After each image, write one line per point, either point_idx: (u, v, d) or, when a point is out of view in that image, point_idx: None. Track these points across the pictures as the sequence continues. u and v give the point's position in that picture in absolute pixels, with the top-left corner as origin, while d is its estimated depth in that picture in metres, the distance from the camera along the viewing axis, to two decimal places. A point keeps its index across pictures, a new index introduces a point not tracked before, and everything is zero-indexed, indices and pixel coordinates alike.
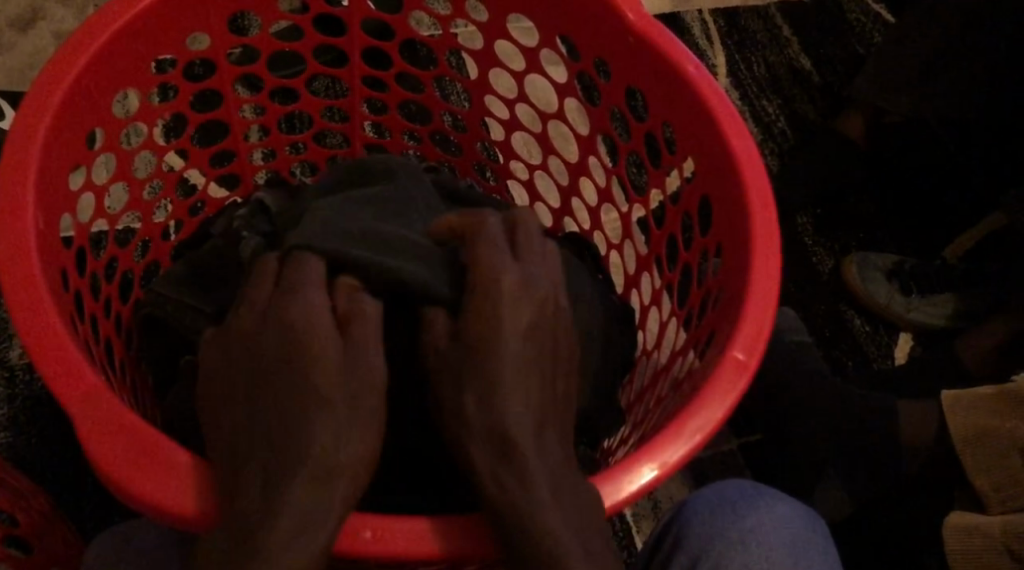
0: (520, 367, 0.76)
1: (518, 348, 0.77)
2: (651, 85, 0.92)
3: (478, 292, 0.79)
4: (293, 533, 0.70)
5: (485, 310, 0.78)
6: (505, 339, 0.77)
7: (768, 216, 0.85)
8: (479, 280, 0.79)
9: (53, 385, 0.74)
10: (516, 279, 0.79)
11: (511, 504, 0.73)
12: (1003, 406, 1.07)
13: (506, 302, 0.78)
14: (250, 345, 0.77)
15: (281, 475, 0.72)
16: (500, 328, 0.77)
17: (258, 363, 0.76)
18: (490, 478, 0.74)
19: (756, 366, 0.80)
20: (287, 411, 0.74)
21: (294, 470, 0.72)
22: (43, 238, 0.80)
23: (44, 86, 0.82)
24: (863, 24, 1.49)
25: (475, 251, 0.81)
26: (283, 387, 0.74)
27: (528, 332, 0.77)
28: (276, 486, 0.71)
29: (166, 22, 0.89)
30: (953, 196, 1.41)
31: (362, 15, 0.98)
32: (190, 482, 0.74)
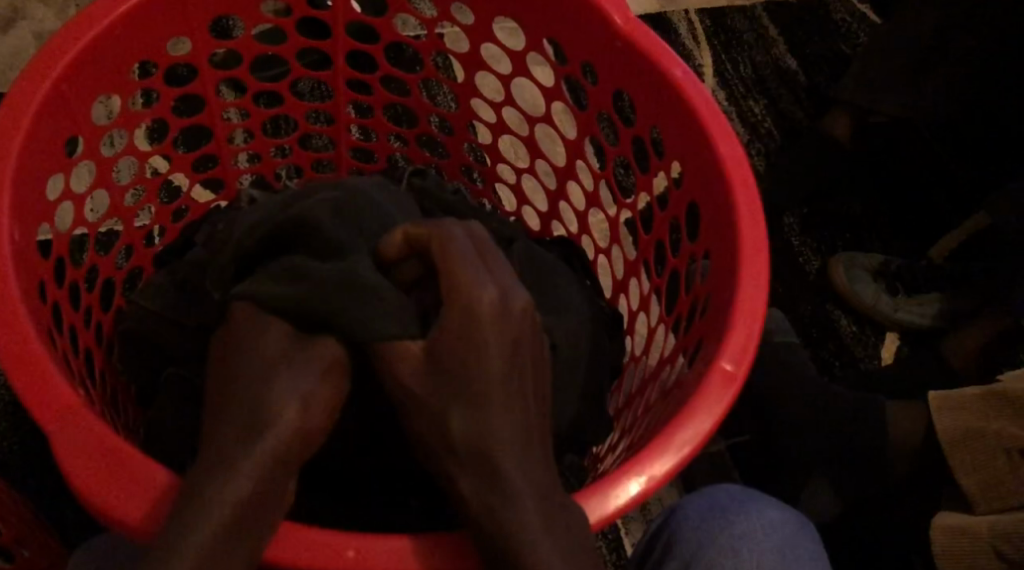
0: (504, 394, 0.76)
1: (503, 368, 0.76)
2: (637, 90, 0.91)
3: (455, 312, 0.77)
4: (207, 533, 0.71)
5: (466, 327, 0.76)
6: (484, 350, 0.76)
7: (757, 225, 0.84)
8: (455, 300, 0.77)
9: (30, 401, 0.73)
10: (495, 298, 0.77)
11: (508, 517, 0.73)
12: (987, 406, 1.06)
13: (487, 326, 0.76)
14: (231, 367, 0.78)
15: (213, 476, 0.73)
16: (484, 346, 0.76)
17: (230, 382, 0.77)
18: (479, 505, 0.74)
19: (744, 377, 0.80)
20: (240, 391, 0.76)
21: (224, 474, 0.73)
22: (21, 251, 0.79)
23: (21, 95, 0.81)
24: (849, 24, 1.50)
25: (450, 264, 0.78)
26: (245, 374, 0.77)
27: (513, 346, 0.77)
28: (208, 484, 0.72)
29: (145, 28, 0.88)
30: (941, 196, 1.41)
31: (346, 18, 0.97)
32: (159, 498, 0.72)
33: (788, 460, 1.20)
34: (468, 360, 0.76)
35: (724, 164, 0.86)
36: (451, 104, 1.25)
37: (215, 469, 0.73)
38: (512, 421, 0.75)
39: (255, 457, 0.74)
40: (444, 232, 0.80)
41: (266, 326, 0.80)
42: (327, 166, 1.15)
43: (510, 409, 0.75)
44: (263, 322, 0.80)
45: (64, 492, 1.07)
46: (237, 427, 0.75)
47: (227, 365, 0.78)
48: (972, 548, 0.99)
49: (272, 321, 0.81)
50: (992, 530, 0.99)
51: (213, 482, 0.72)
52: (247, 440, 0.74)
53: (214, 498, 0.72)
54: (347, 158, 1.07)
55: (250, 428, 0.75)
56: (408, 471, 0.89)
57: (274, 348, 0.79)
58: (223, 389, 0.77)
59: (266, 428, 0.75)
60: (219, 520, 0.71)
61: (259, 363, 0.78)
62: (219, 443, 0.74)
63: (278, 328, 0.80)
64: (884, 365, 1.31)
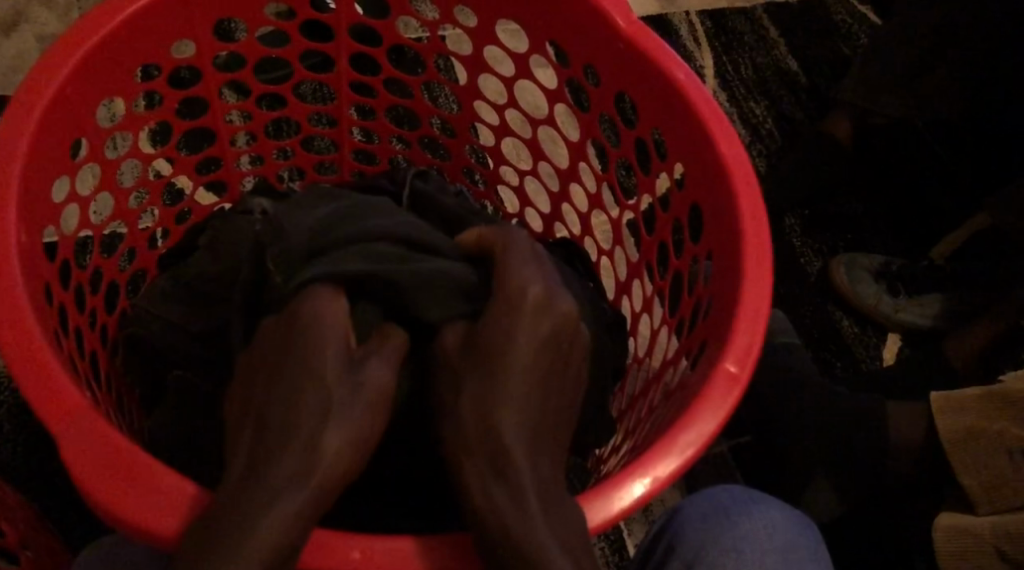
0: (532, 381, 0.78)
1: (524, 359, 0.78)
2: (641, 91, 0.92)
3: (500, 302, 0.80)
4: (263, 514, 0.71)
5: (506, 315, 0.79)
6: (518, 340, 0.78)
7: (759, 227, 0.85)
8: (503, 290, 0.80)
9: (38, 405, 0.73)
10: (539, 291, 0.80)
11: (513, 518, 0.73)
12: (988, 407, 1.07)
13: (527, 315, 0.79)
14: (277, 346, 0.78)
15: (269, 457, 0.74)
16: (513, 338, 0.79)
17: (278, 360, 0.77)
18: (480, 494, 0.75)
19: (748, 379, 0.80)
20: (297, 421, 0.75)
21: (280, 456, 0.74)
22: (27, 253, 0.79)
23: (28, 98, 0.81)
24: (849, 26, 1.50)
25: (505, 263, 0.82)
26: (297, 352, 0.77)
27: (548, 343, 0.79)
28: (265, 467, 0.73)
29: (150, 31, 0.88)
30: (942, 196, 1.41)
31: (349, 20, 0.97)
32: (173, 506, 0.72)
33: (790, 462, 1.20)
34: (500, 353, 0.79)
35: (728, 166, 0.86)
36: (453, 105, 1.25)
37: (266, 506, 0.71)
38: (525, 420, 0.77)
39: (304, 499, 0.72)
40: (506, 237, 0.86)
41: (329, 346, 0.78)
42: (330, 168, 1.16)
43: (526, 407, 0.77)
44: (327, 338, 0.78)
45: (69, 495, 1.07)
46: (291, 466, 0.73)
47: (283, 382, 0.76)
48: (974, 548, 0.99)
49: (334, 339, 0.79)
50: (994, 531, 0.99)
51: (273, 465, 0.73)
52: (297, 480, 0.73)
53: (272, 480, 0.73)
54: (350, 160, 1.07)
55: (302, 467, 0.73)
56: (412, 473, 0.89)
57: (335, 372, 0.77)
58: (275, 414, 0.75)
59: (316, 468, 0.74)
60: (261, 559, 0.70)
61: (319, 360, 0.77)
62: (270, 479, 0.73)
63: (341, 346, 0.78)
64: (885, 366, 1.31)
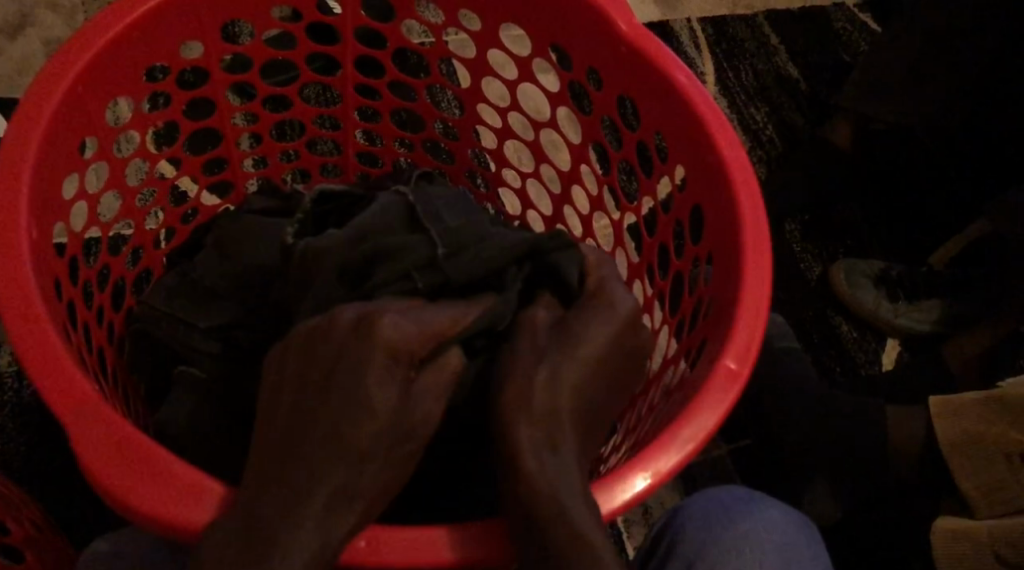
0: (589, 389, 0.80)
1: (580, 373, 0.80)
2: (643, 93, 0.92)
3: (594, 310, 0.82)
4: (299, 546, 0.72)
5: (570, 333, 0.81)
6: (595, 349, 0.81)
7: (759, 228, 0.85)
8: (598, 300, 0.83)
9: (50, 397, 0.74)
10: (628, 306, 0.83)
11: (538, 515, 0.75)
12: (986, 413, 1.07)
13: (614, 326, 0.81)
14: (341, 364, 0.76)
15: (309, 483, 0.74)
16: (581, 349, 0.80)
17: (336, 380, 0.76)
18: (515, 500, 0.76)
19: (748, 375, 0.81)
20: (349, 434, 0.75)
21: (319, 483, 0.74)
22: (37, 248, 0.80)
23: (40, 95, 0.82)
24: (849, 33, 1.51)
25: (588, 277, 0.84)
26: (353, 379, 0.76)
27: (623, 350, 0.82)
28: (302, 492, 0.73)
29: (159, 31, 0.89)
30: (941, 203, 1.42)
31: (354, 23, 0.98)
32: (187, 501, 0.73)
33: (789, 465, 1.21)
34: (551, 369, 0.79)
35: (728, 167, 0.87)
36: (455, 109, 1.27)
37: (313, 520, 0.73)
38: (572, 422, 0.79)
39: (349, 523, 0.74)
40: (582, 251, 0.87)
41: (394, 360, 0.77)
42: (332, 170, 1.17)
43: (574, 421, 0.79)
44: (395, 355, 0.77)
45: (73, 493, 1.08)
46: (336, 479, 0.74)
47: (338, 395, 0.75)
48: (972, 551, 1.00)
49: (401, 353, 0.77)
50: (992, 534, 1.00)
51: (310, 493, 0.73)
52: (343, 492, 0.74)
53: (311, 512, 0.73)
54: (354, 162, 1.08)
55: (346, 483, 0.74)
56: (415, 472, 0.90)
57: (391, 389, 0.76)
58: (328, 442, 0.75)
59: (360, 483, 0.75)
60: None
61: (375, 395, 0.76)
62: (312, 505, 0.73)
63: (401, 365, 0.77)
64: (884, 371, 1.32)
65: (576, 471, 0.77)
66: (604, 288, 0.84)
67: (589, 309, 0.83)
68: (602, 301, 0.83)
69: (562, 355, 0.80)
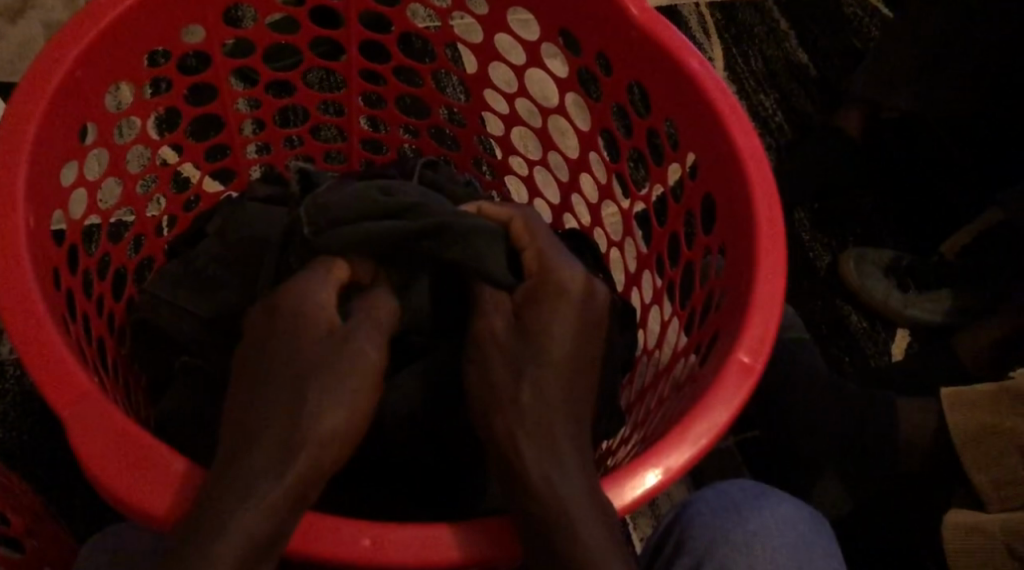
0: (563, 373, 0.78)
1: (562, 371, 0.79)
2: (654, 79, 0.90)
3: (548, 292, 0.82)
4: (241, 502, 0.71)
5: (531, 330, 0.80)
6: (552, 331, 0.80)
7: (774, 218, 0.84)
8: (551, 279, 0.82)
9: (48, 389, 0.73)
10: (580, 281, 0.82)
11: (539, 515, 0.74)
12: (1000, 404, 1.06)
13: (566, 306, 0.81)
14: (258, 338, 0.78)
15: (249, 442, 0.73)
16: (549, 348, 0.79)
17: (260, 352, 0.77)
18: (523, 492, 0.75)
19: (761, 370, 0.79)
20: (280, 397, 0.74)
21: (260, 438, 0.73)
22: (35, 237, 0.78)
23: (37, 80, 0.80)
24: (860, 18, 1.49)
25: (545, 259, 0.84)
26: (267, 347, 0.77)
27: (583, 325, 0.80)
28: (242, 452, 0.73)
29: (159, 15, 0.87)
30: (953, 191, 1.40)
31: (360, 8, 0.96)
32: (172, 489, 0.72)
33: (799, 457, 1.20)
34: (528, 373, 0.78)
35: (742, 157, 0.85)
36: (460, 95, 1.25)
37: (234, 503, 0.71)
38: (564, 428, 0.77)
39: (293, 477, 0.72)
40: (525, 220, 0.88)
41: (309, 324, 0.78)
42: (336, 157, 1.15)
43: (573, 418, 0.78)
44: (308, 315, 0.78)
45: (75, 483, 1.07)
46: (263, 457, 0.73)
47: (267, 358, 0.76)
48: (984, 546, 0.99)
49: (310, 315, 0.78)
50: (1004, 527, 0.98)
51: (252, 452, 0.73)
52: (276, 471, 0.72)
53: (257, 471, 0.72)
54: (358, 149, 1.06)
55: (285, 450, 0.73)
56: (420, 464, 0.88)
57: (320, 351, 0.76)
58: (258, 404, 0.75)
59: (291, 460, 0.73)
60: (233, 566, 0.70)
61: (292, 355, 0.76)
62: (251, 464, 0.72)
63: (317, 331, 0.78)
64: (894, 362, 1.30)
65: (582, 470, 0.75)
66: (553, 268, 0.83)
67: (542, 294, 0.82)
68: (553, 287, 0.82)
69: (541, 361, 0.79)
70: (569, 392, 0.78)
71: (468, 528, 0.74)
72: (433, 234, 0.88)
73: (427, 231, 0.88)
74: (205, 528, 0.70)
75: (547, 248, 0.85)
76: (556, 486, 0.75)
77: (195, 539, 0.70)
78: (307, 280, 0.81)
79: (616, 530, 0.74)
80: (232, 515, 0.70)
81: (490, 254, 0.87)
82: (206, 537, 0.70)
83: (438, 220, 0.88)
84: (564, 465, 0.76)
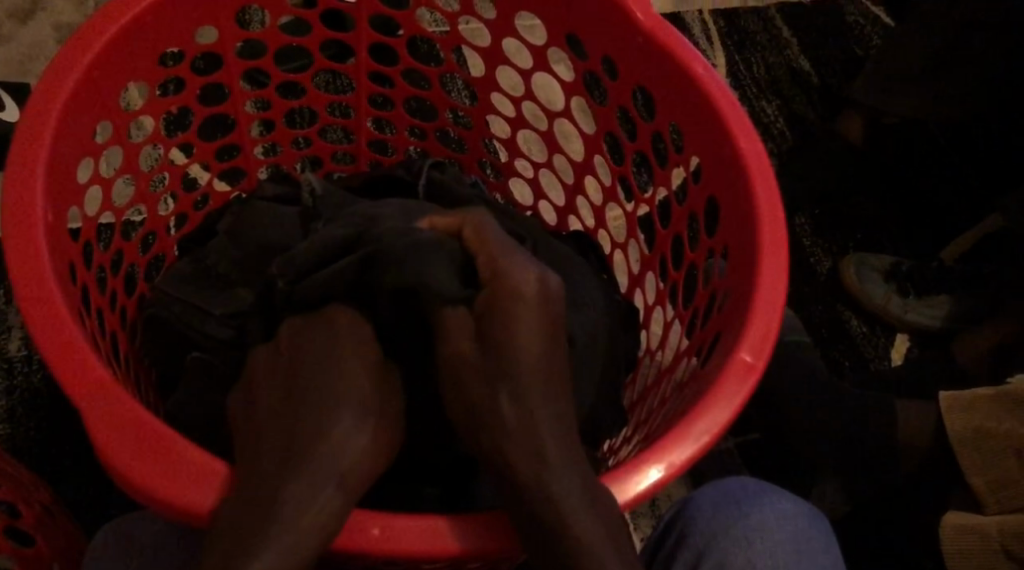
0: (547, 378, 0.79)
1: (542, 385, 0.78)
2: (660, 84, 0.92)
3: (503, 304, 0.79)
4: (304, 507, 0.73)
5: (496, 345, 0.79)
6: (517, 346, 0.78)
7: (776, 220, 0.85)
8: (502, 288, 0.79)
9: (65, 380, 0.74)
10: (535, 287, 0.79)
11: (538, 511, 0.75)
12: (998, 408, 1.07)
13: (528, 315, 0.79)
14: (307, 361, 0.80)
15: (304, 453, 0.75)
16: (515, 358, 0.78)
17: (309, 373, 0.79)
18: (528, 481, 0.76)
19: (763, 368, 0.80)
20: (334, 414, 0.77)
21: (317, 449, 0.75)
22: (53, 231, 0.79)
23: (55, 79, 0.81)
24: (862, 26, 1.50)
25: (495, 263, 0.81)
26: (318, 368, 0.79)
27: (549, 336, 0.79)
28: (298, 464, 0.75)
29: (174, 15, 0.88)
30: (952, 198, 1.42)
31: (369, 11, 0.97)
32: (196, 487, 0.73)
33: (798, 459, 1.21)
34: (513, 387, 0.78)
35: (744, 159, 0.86)
36: (466, 99, 1.27)
37: (294, 510, 0.72)
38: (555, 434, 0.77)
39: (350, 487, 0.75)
40: (476, 221, 0.84)
41: (360, 352, 0.81)
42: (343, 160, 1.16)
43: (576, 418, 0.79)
44: (355, 346, 0.81)
45: (83, 477, 1.08)
46: (319, 467, 0.74)
47: (318, 379, 0.79)
48: (980, 546, 1.00)
49: (359, 347, 0.81)
50: (1000, 530, 1.00)
51: (311, 459, 0.75)
52: (333, 483, 0.74)
53: (319, 479, 0.74)
54: (366, 150, 1.08)
55: (340, 461, 0.75)
56: (424, 460, 0.90)
57: (368, 378, 0.80)
58: (310, 419, 0.76)
59: (343, 473, 0.75)
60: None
61: (349, 378, 0.79)
62: (309, 472, 0.74)
63: (357, 352, 0.81)
64: (893, 366, 1.32)
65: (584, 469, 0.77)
66: (502, 274, 0.80)
67: (496, 304, 0.79)
68: (506, 291, 0.79)
69: (513, 373, 0.78)
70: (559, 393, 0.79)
71: (470, 521, 0.75)
72: (380, 263, 0.84)
73: (369, 260, 0.84)
74: (267, 528, 0.72)
75: (498, 253, 0.81)
76: (559, 481, 0.76)
77: (257, 536, 0.71)
78: (344, 320, 0.83)
79: (618, 523, 0.75)
80: (293, 517, 0.72)
81: (436, 270, 0.82)
82: (267, 538, 0.71)
83: (378, 251, 0.84)
84: (569, 462, 0.77)
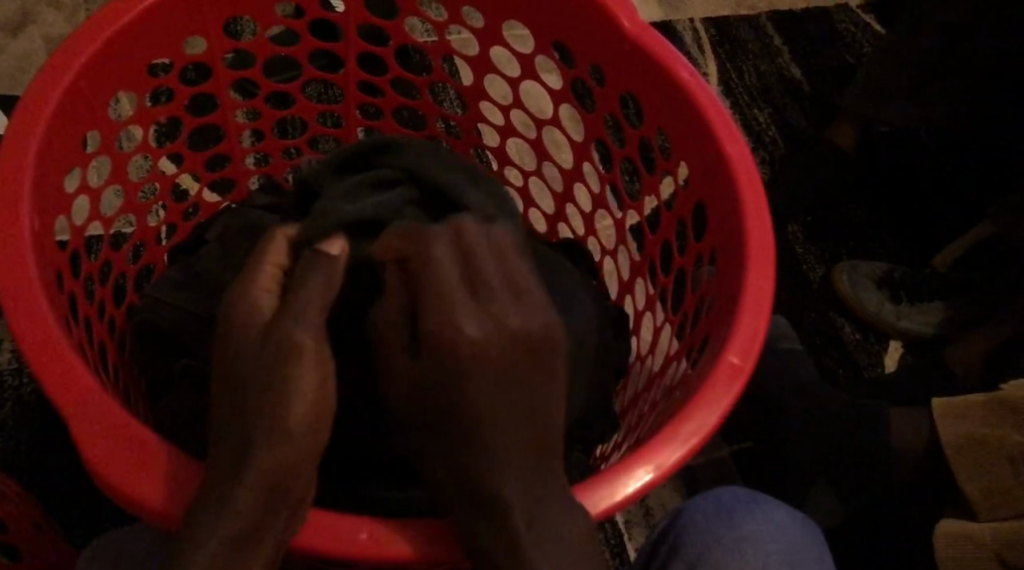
0: (477, 362, 0.76)
1: (473, 362, 0.76)
2: (647, 92, 0.92)
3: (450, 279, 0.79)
4: (224, 508, 0.72)
5: (430, 322, 0.77)
6: (448, 324, 0.77)
7: (763, 226, 0.85)
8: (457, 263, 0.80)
9: (50, 387, 0.74)
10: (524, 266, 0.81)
11: (508, 523, 0.74)
12: (992, 414, 1.06)
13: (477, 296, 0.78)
14: (225, 342, 0.78)
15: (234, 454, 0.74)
16: (446, 334, 0.77)
17: (227, 359, 0.77)
18: (499, 488, 0.75)
19: (750, 370, 0.80)
20: (248, 407, 0.75)
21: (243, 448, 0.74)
22: (39, 240, 0.79)
23: (41, 87, 0.81)
24: (853, 34, 1.51)
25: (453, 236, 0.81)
26: (234, 355, 0.77)
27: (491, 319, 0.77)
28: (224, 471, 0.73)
29: (162, 25, 0.88)
30: (945, 205, 1.42)
31: (358, 20, 0.97)
32: (155, 488, 0.73)
33: (791, 467, 1.21)
34: (436, 372, 0.76)
35: (731, 164, 0.87)
36: (458, 108, 1.27)
37: (215, 511, 0.72)
38: (499, 430, 0.76)
39: (266, 481, 0.73)
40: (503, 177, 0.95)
41: (256, 323, 0.78)
42: None
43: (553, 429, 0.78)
44: (246, 318, 0.78)
45: (75, 490, 1.08)
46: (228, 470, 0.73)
47: (241, 361, 0.76)
48: (975, 554, 1.00)
49: (256, 317, 0.78)
50: (995, 538, 0.99)
51: (229, 464, 0.74)
52: (248, 478, 0.73)
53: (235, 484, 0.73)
54: None
55: (253, 460, 0.73)
56: None
57: (265, 354, 0.75)
58: (241, 412, 0.75)
59: (258, 465, 0.73)
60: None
61: (250, 362, 0.76)
62: (227, 474, 0.73)
63: (258, 327, 0.78)
64: (888, 372, 1.32)
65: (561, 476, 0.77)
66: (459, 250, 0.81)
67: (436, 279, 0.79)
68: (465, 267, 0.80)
69: (440, 352, 0.76)
70: (489, 374, 0.76)
71: (446, 528, 0.75)
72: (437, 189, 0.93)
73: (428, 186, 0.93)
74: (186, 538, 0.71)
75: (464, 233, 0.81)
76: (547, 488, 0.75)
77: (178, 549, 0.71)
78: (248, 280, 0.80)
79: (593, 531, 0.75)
80: (214, 522, 0.72)
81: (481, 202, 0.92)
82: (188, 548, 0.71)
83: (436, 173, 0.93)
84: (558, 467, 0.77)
